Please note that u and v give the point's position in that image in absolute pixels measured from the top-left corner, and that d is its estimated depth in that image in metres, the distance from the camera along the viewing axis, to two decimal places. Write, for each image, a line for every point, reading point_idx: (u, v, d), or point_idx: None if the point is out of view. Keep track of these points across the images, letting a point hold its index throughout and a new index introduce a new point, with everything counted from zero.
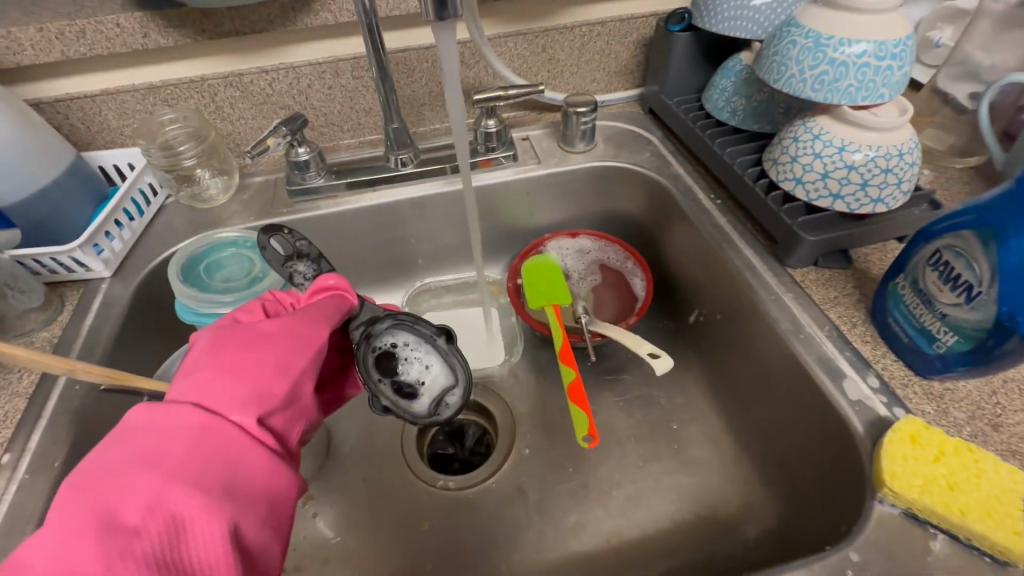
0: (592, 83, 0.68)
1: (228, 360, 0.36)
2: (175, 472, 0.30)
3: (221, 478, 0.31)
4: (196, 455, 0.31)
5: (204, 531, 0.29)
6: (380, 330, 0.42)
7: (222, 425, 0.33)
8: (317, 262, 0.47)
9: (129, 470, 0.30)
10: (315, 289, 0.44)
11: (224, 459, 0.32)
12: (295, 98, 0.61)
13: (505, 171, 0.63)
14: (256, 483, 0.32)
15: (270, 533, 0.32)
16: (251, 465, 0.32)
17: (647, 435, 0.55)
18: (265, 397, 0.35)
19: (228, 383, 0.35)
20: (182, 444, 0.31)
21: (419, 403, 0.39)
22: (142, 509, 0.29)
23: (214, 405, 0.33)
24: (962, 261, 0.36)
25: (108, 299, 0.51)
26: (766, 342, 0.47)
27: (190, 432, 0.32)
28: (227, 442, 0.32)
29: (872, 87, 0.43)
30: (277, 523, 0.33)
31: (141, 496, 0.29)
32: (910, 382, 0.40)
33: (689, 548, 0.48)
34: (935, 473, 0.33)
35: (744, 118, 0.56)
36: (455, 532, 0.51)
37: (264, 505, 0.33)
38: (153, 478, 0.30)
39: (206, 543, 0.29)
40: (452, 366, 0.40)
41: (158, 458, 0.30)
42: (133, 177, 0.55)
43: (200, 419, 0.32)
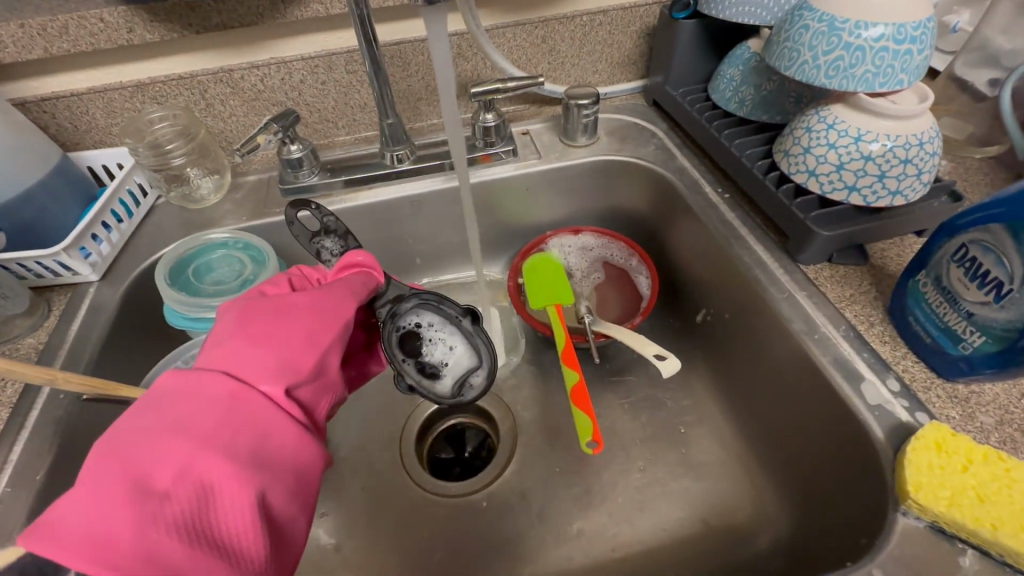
0: (594, 75, 0.66)
1: (256, 328, 0.34)
2: (202, 440, 0.28)
3: (249, 449, 0.29)
4: (224, 423, 0.29)
5: (233, 501, 0.27)
6: (404, 310, 0.41)
7: (250, 394, 0.30)
8: (344, 238, 0.46)
9: (154, 436, 0.28)
10: (342, 266, 0.42)
11: (253, 429, 0.30)
12: (287, 94, 0.59)
13: (504, 166, 0.61)
14: (285, 455, 0.30)
15: (298, 507, 0.30)
16: (279, 436, 0.30)
17: (653, 439, 0.53)
18: (295, 366, 0.33)
19: (256, 350, 0.32)
20: (209, 411, 0.29)
21: (442, 382, 0.39)
22: (168, 476, 0.27)
23: (242, 373, 0.31)
24: (991, 257, 0.34)
25: (96, 304, 0.50)
26: (778, 342, 0.44)
27: (217, 399, 0.30)
28: (255, 412, 0.30)
29: (890, 73, 0.40)
30: (305, 498, 0.31)
31: (167, 463, 0.27)
32: (932, 385, 0.38)
33: (698, 558, 0.46)
34: (964, 484, 0.31)
35: (753, 108, 0.54)
36: (456, 541, 0.49)
37: (293, 478, 0.30)
38: (180, 445, 0.27)
39: (234, 514, 0.27)
40: (477, 348, 0.40)
41: (185, 425, 0.28)
42: (121, 178, 0.54)
43: (227, 387, 0.30)
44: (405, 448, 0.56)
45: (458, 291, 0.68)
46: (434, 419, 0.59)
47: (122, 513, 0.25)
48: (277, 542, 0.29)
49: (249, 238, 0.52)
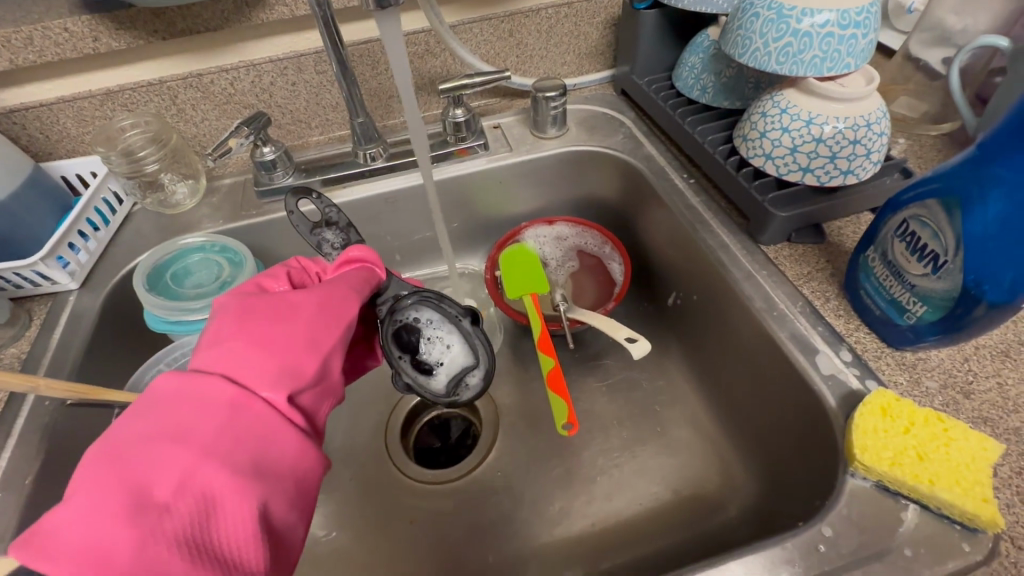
0: (563, 66, 0.67)
1: (258, 332, 0.34)
2: (205, 449, 0.29)
3: (252, 459, 0.30)
4: (227, 432, 0.30)
5: (235, 513, 0.28)
6: (404, 305, 0.42)
7: (253, 401, 0.31)
8: (345, 231, 0.47)
9: (158, 445, 0.29)
10: (346, 262, 0.44)
11: (255, 438, 0.30)
12: (258, 96, 0.59)
13: (476, 160, 0.62)
14: (286, 463, 0.31)
15: (298, 513, 0.31)
16: (281, 444, 0.31)
17: (630, 419, 0.55)
18: (295, 372, 0.34)
19: (257, 355, 0.33)
20: (211, 420, 0.30)
21: (438, 379, 0.41)
22: (169, 487, 0.27)
23: (243, 380, 0.32)
24: (928, 231, 0.36)
25: (77, 313, 0.50)
26: (741, 321, 0.46)
27: (219, 407, 0.30)
28: (257, 419, 0.31)
29: (836, 57, 0.42)
30: (305, 503, 0.32)
31: (171, 473, 0.28)
32: (882, 353, 0.40)
33: (672, 529, 0.48)
34: (906, 444, 0.33)
35: (715, 95, 0.56)
36: (442, 526, 0.51)
37: (293, 486, 0.31)
38: (184, 455, 0.28)
39: (235, 525, 0.28)
40: (474, 347, 0.41)
41: (188, 435, 0.29)
42: (95, 186, 0.54)
43: (230, 395, 0.31)
44: (392, 439, 0.57)
45: (438, 285, 0.69)
46: (419, 410, 0.60)
47: (125, 525, 0.26)
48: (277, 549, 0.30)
49: (225, 240, 0.53)
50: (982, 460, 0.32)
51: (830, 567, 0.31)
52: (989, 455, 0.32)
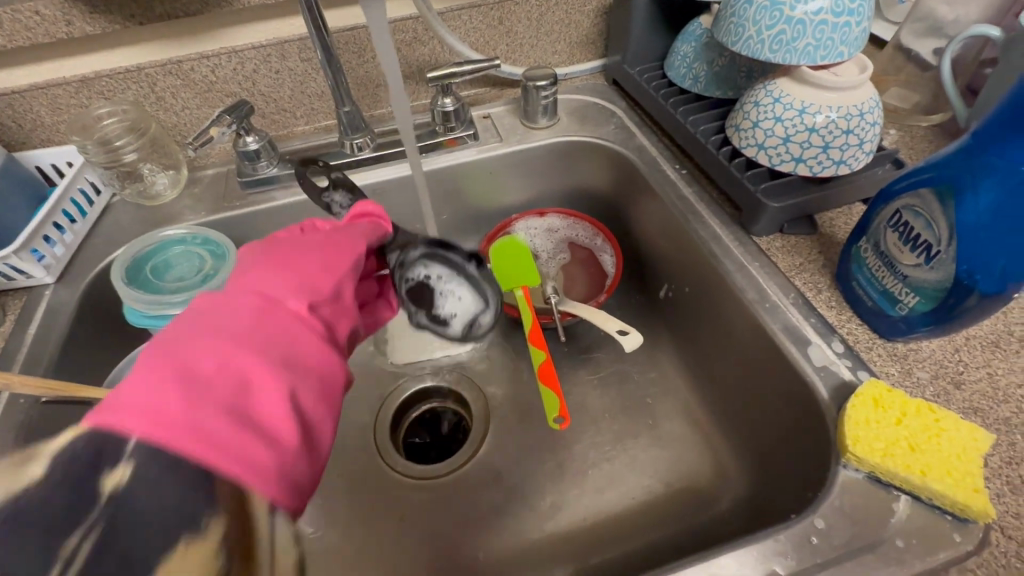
0: (553, 56, 0.66)
1: (275, 258, 0.33)
2: (245, 337, 0.26)
3: (290, 354, 0.27)
4: (265, 327, 0.27)
5: (281, 397, 0.25)
6: (411, 262, 0.41)
7: (284, 307, 0.29)
8: (353, 192, 0.48)
9: (193, 333, 0.25)
10: (352, 216, 0.41)
11: (291, 336, 0.28)
12: (241, 84, 0.58)
13: (466, 150, 0.61)
14: (321, 367, 0.29)
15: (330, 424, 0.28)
16: (317, 348, 0.29)
17: (622, 411, 0.55)
18: (319, 286, 0.32)
19: (283, 273, 0.31)
20: (247, 315, 0.27)
21: (453, 327, 0.42)
22: (214, 364, 0.24)
23: (273, 291, 0.30)
24: (921, 221, 0.35)
25: (53, 307, 0.49)
26: (733, 312, 0.46)
27: (252, 307, 0.28)
28: (291, 321, 0.29)
29: (830, 45, 0.42)
30: (334, 417, 0.29)
31: (213, 353, 0.25)
32: (874, 344, 0.40)
33: (665, 522, 0.48)
34: (898, 436, 0.33)
35: (707, 84, 0.55)
36: (432, 522, 0.50)
37: (326, 393, 0.28)
38: (224, 339, 0.25)
39: (279, 409, 0.25)
40: (483, 293, 0.42)
41: (223, 326, 0.26)
42: (70, 177, 0.52)
43: (262, 300, 0.29)
44: (381, 435, 0.56)
45: None
46: (408, 404, 0.59)
47: (173, 388, 0.22)
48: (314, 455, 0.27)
49: (207, 233, 0.51)
50: (973, 450, 0.32)
51: (822, 559, 0.31)
52: (980, 446, 0.32)
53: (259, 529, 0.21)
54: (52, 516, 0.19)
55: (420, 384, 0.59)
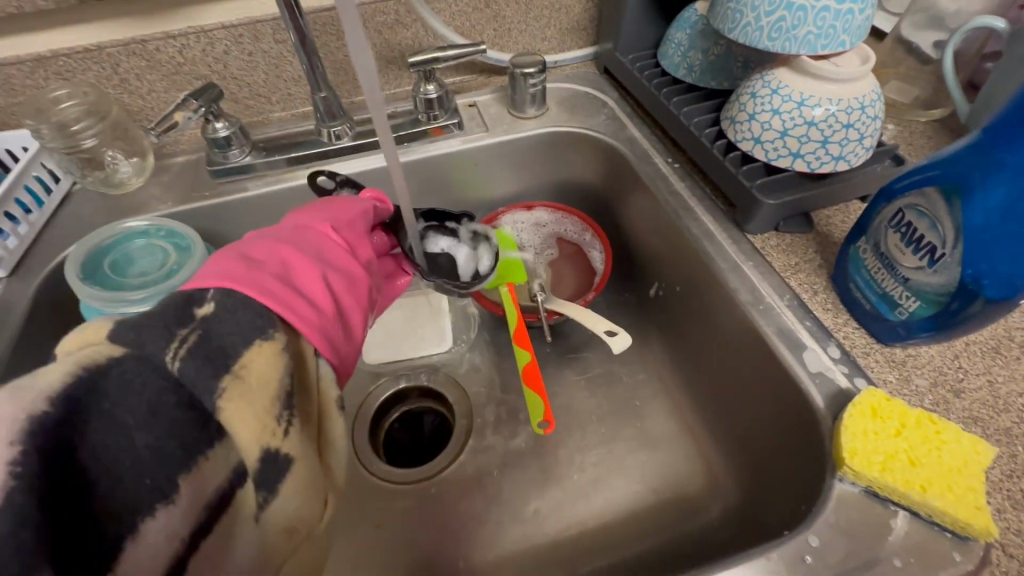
0: (543, 42, 0.63)
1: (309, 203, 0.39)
2: (285, 241, 0.32)
3: (321, 254, 0.33)
4: (299, 236, 0.33)
5: (313, 276, 0.31)
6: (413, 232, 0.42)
7: (316, 227, 0.35)
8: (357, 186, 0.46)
9: (246, 240, 0.32)
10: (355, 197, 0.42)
11: (321, 244, 0.34)
12: (211, 66, 0.54)
13: (450, 140, 0.58)
14: (348, 267, 0.34)
15: (359, 308, 0.33)
16: (343, 255, 0.34)
17: (609, 414, 0.53)
18: (345, 215, 0.37)
19: (314, 208, 0.37)
20: (287, 230, 0.34)
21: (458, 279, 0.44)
22: (261, 252, 0.30)
23: (307, 217, 0.36)
24: (925, 221, 0.33)
25: (5, 302, 0.46)
26: (725, 313, 0.44)
27: (292, 227, 0.34)
28: (320, 234, 0.34)
29: (831, 34, 0.39)
30: (364, 307, 0.34)
31: (260, 247, 0.31)
32: (871, 350, 0.38)
33: (652, 531, 0.46)
34: (897, 448, 0.31)
35: (702, 74, 0.53)
36: (411, 531, 0.48)
37: (353, 287, 0.33)
38: (269, 241, 0.32)
39: (312, 285, 0.30)
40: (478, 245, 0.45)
41: (270, 236, 0.33)
42: (24, 164, 0.49)
43: (299, 222, 0.35)
44: (360, 439, 0.54)
45: None
46: (388, 405, 0.56)
47: (236, 264, 0.29)
48: (344, 327, 0.32)
49: (172, 225, 0.48)
50: (975, 464, 0.30)
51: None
52: (983, 460, 0.31)
53: (304, 363, 0.28)
54: (165, 323, 0.24)
55: (400, 384, 0.56)
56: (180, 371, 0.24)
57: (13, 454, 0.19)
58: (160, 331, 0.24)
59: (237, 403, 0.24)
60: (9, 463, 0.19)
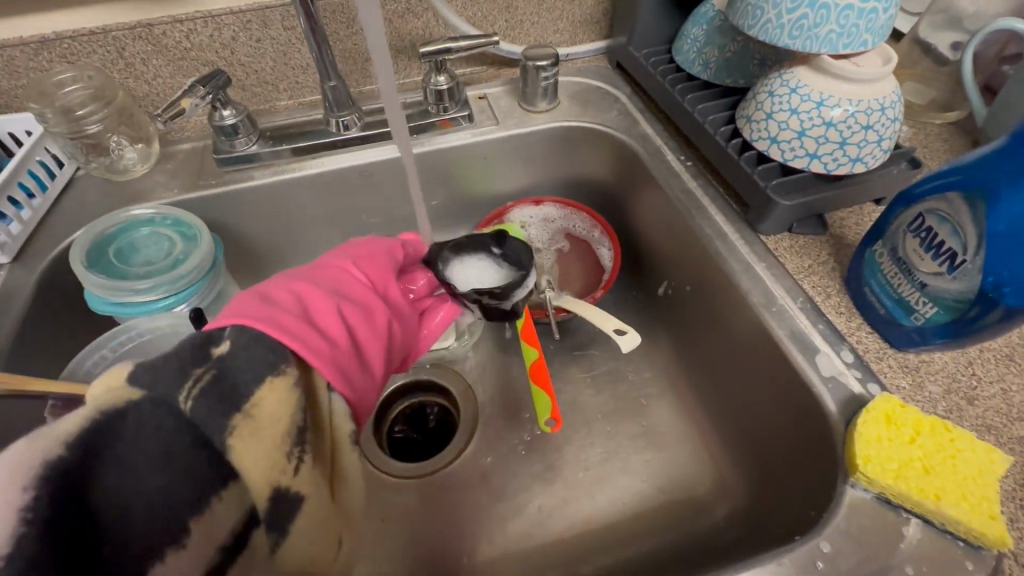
0: (555, 35, 0.62)
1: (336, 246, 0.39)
2: (304, 278, 0.32)
3: (339, 290, 0.32)
4: (319, 274, 0.33)
5: (328, 310, 0.30)
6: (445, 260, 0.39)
7: (336, 266, 0.35)
8: None
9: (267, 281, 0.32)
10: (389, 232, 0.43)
11: (340, 281, 0.33)
12: (218, 52, 0.54)
13: (460, 133, 0.57)
14: (367, 301, 0.33)
15: (376, 343, 0.32)
16: (360, 290, 0.33)
17: (616, 413, 0.53)
18: (368, 253, 0.37)
19: (337, 250, 0.37)
20: (308, 269, 0.34)
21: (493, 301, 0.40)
22: (279, 288, 0.30)
23: (329, 258, 0.36)
24: (947, 227, 0.33)
25: (8, 289, 0.45)
26: (737, 315, 0.44)
27: (313, 267, 0.34)
28: (340, 272, 0.34)
29: (854, 33, 0.39)
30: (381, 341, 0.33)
31: (278, 284, 0.31)
32: (885, 355, 0.38)
33: (657, 530, 0.46)
34: (910, 456, 0.31)
35: (717, 71, 0.52)
36: (416, 526, 0.48)
37: (371, 321, 0.32)
38: (288, 278, 0.32)
39: (327, 318, 0.30)
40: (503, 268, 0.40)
41: (290, 274, 0.33)
42: (27, 147, 0.48)
43: (320, 262, 0.35)
44: (364, 436, 0.53)
45: None
46: (390, 399, 0.56)
47: (253, 300, 0.29)
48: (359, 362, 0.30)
49: (178, 213, 0.48)
50: (989, 472, 0.30)
51: None
52: (996, 468, 0.31)
53: (315, 395, 0.27)
54: (182, 366, 0.24)
55: (404, 377, 0.56)
56: (193, 412, 0.23)
57: (25, 500, 0.19)
58: (177, 373, 0.23)
59: (249, 441, 0.23)
60: (21, 509, 0.19)
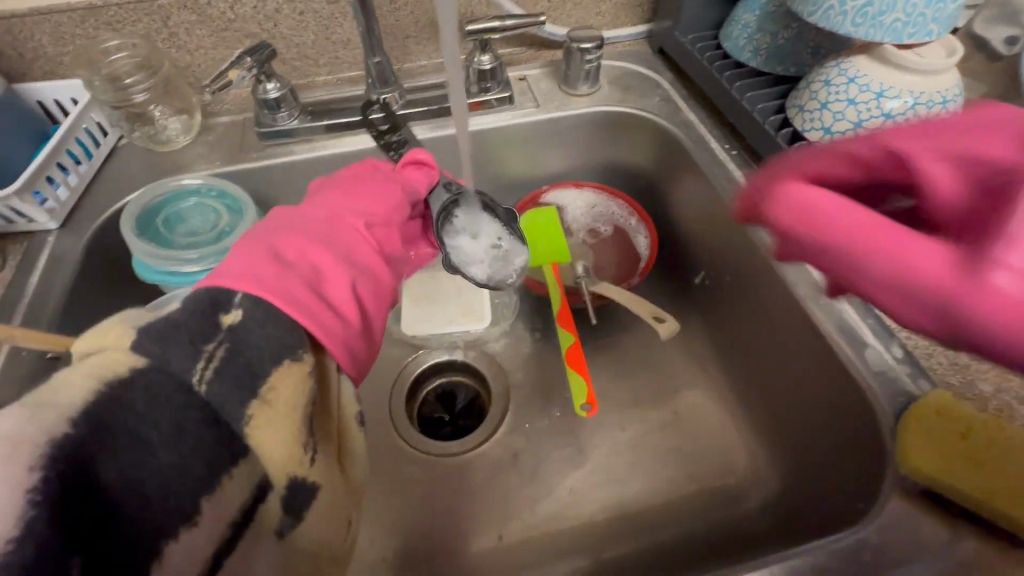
0: (597, 17, 0.61)
1: (341, 185, 0.38)
2: (313, 239, 0.32)
3: (347, 257, 0.33)
4: (326, 234, 0.33)
5: (339, 283, 0.31)
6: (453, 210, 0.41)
7: (341, 223, 0.35)
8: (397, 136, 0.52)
9: (272, 233, 0.31)
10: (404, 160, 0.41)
11: (346, 243, 0.34)
12: (262, 25, 0.53)
13: (499, 114, 0.57)
14: (371, 267, 0.34)
15: (379, 311, 0.34)
16: (365, 256, 0.34)
17: (648, 400, 0.53)
18: (376, 208, 0.37)
19: (342, 198, 0.36)
20: (314, 224, 0.33)
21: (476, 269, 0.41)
22: (291, 252, 0.30)
23: (334, 210, 0.35)
24: None
25: (57, 254, 0.46)
26: (780, 306, 0.44)
27: (319, 220, 0.34)
28: (347, 233, 0.34)
29: (920, 22, 0.38)
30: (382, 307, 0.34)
31: (289, 245, 0.31)
32: (934, 351, 0.38)
33: (689, 517, 0.47)
34: (956, 450, 0.32)
35: (767, 58, 0.51)
36: (448, 501, 0.49)
37: (374, 290, 0.34)
38: (297, 238, 0.31)
39: (339, 291, 0.31)
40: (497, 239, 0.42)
41: (297, 229, 0.32)
42: (74, 115, 0.48)
43: (326, 214, 0.35)
44: (396, 411, 0.54)
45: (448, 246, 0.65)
46: (424, 376, 0.56)
47: (267, 263, 0.29)
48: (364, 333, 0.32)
49: (224, 185, 0.47)
50: None
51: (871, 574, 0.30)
52: None
53: (326, 374, 0.29)
54: (196, 343, 0.24)
55: (441, 356, 0.57)
56: (208, 393, 0.23)
57: (32, 480, 0.19)
58: (188, 347, 0.24)
59: (268, 428, 0.25)
60: (28, 490, 0.19)
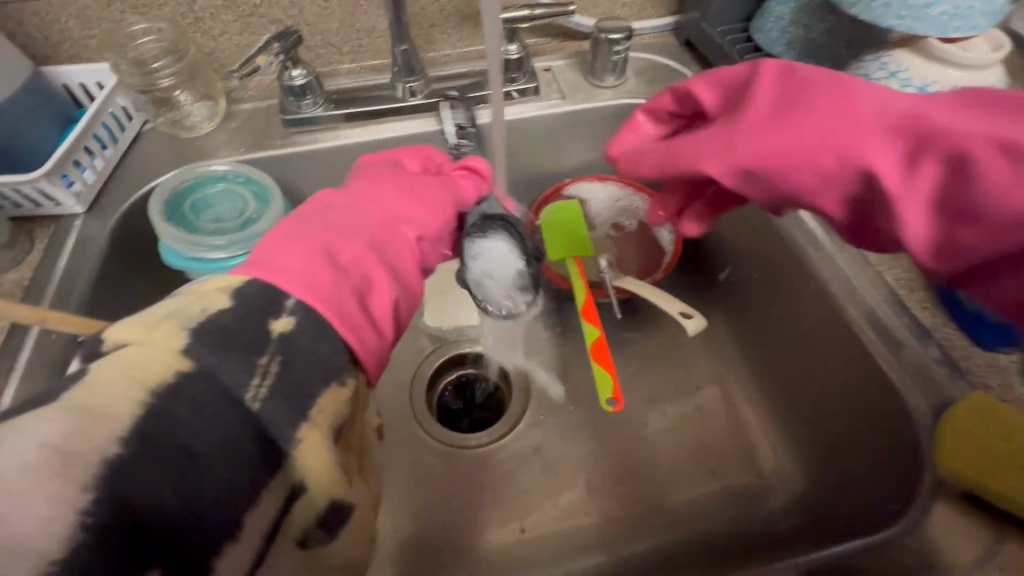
0: (622, 8, 0.59)
1: (398, 181, 0.38)
2: (367, 244, 0.32)
3: (392, 267, 0.33)
4: (379, 238, 0.33)
5: (383, 297, 0.31)
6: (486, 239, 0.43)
7: (394, 228, 0.34)
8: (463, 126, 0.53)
9: (329, 228, 0.31)
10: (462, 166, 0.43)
11: (394, 252, 0.33)
12: (287, 10, 0.52)
13: (525, 105, 0.56)
14: (410, 279, 0.34)
15: (405, 326, 0.34)
16: (409, 268, 0.34)
17: (671, 396, 0.52)
18: (425, 216, 0.37)
19: (399, 198, 0.36)
20: (370, 225, 0.33)
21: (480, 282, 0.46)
22: (346, 255, 0.30)
23: (388, 211, 0.35)
24: None
25: (84, 238, 0.46)
26: (812, 304, 0.43)
27: (375, 222, 0.34)
28: (398, 240, 0.34)
29: (967, 15, 0.37)
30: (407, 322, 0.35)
31: (346, 246, 0.30)
32: (972, 352, 0.37)
33: (711, 514, 0.46)
34: (999, 452, 0.30)
35: (800, 53, 0.50)
36: (469, 493, 0.49)
37: (407, 305, 0.34)
38: (354, 240, 0.31)
39: (382, 304, 0.31)
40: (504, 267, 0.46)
41: (353, 229, 0.32)
42: (101, 99, 0.48)
43: (382, 216, 0.34)
44: (416, 402, 0.54)
45: None
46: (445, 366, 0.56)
47: (324, 269, 0.28)
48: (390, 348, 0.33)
49: (250, 171, 0.47)
50: None
51: None
52: None
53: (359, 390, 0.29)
54: (251, 352, 0.24)
55: (463, 348, 0.56)
56: (262, 411, 0.23)
57: (85, 503, 0.19)
58: (240, 359, 0.23)
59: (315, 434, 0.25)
60: (80, 510, 0.18)
